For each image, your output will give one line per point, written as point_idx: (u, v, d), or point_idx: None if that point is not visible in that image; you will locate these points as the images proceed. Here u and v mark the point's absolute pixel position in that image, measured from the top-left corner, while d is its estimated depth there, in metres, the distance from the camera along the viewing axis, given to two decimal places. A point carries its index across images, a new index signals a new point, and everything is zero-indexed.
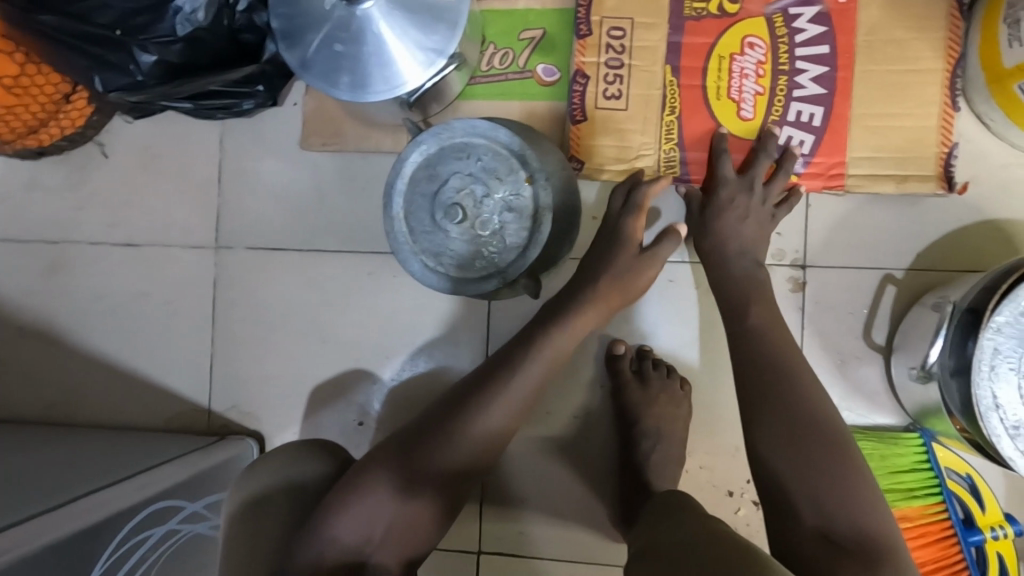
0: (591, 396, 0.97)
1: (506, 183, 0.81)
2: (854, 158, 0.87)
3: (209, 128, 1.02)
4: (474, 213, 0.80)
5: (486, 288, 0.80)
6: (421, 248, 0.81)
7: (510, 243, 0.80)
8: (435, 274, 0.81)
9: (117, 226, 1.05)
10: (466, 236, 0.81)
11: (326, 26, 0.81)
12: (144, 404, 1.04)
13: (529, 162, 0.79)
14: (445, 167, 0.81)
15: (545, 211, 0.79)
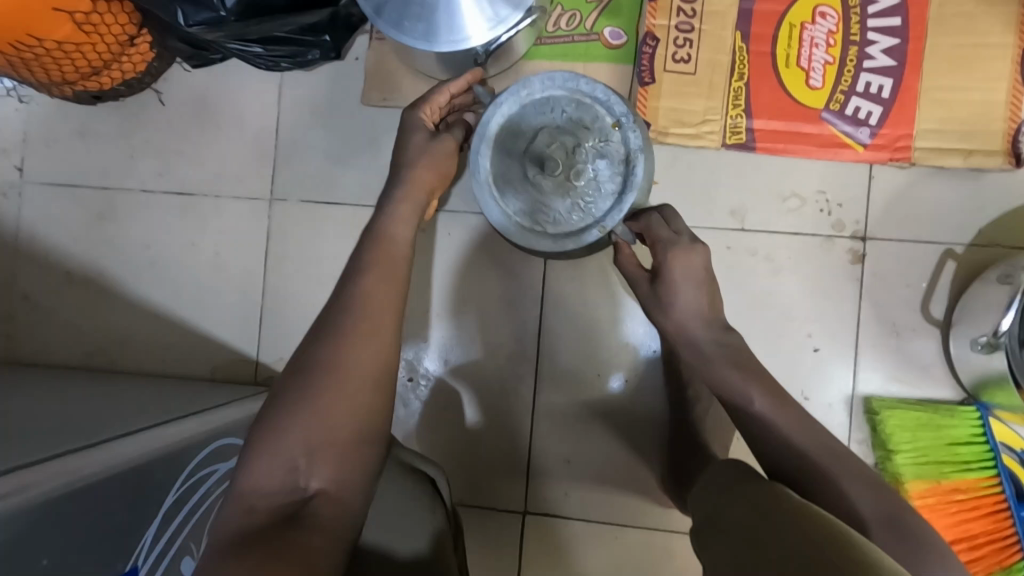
0: (642, 362, 0.97)
1: (592, 131, 0.79)
2: (921, 131, 0.87)
3: (269, 80, 1.02)
4: (567, 162, 0.78)
5: (587, 240, 0.79)
6: (515, 208, 0.81)
7: (606, 191, 0.79)
8: (533, 234, 0.80)
9: (170, 175, 1.04)
10: (560, 188, 0.79)
11: None
12: (192, 354, 1.03)
13: (613, 105, 0.78)
14: (528, 124, 0.80)
15: (638, 152, 0.77)
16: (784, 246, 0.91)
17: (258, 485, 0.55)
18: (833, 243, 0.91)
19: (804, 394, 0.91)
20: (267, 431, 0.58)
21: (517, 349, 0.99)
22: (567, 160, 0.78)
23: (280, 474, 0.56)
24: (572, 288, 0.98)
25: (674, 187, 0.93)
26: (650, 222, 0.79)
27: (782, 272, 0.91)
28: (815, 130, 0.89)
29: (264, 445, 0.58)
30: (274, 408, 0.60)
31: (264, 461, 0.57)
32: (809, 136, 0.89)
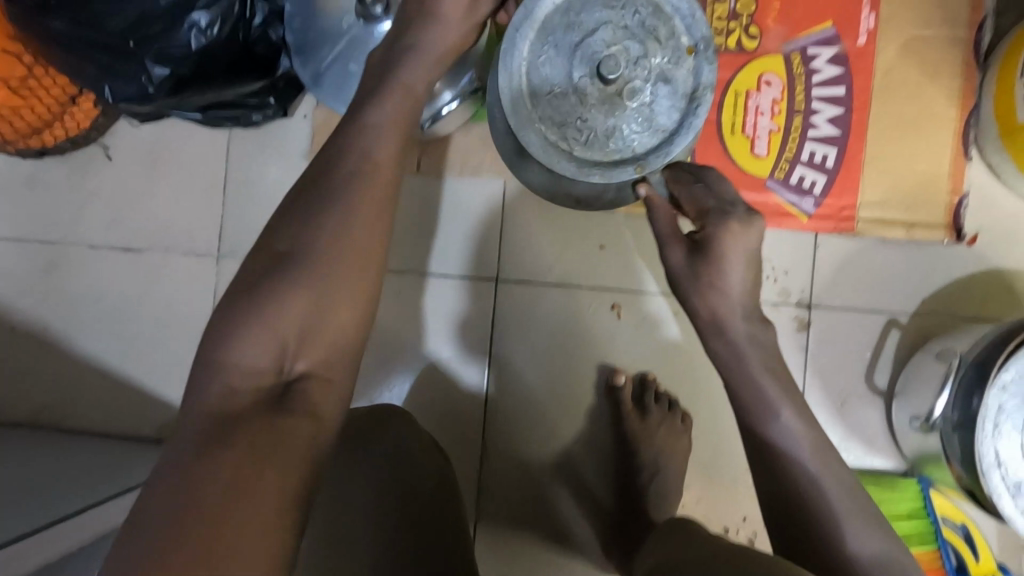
0: (590, 427, 0.95)
1: (664, 47, 0.68)
2: (864, 202, 0.87)
3: (217, 135, 1.01)
4: (624, 76, 0.68)
5: (619, 176, 0.69)
6: (544, 115, 0.69)
7: (657, 124, 0.68)
8: (557, 152, 0.68)
9: (118, 230, 1.03)
10: (605, 104, 0.68)
11: (340, 45, 0.79)
12: (140, 411, 1.02)
13: (695, 26, 0.68)
14: (590, 15, 0.68)
15: (706, 89, 0.68)
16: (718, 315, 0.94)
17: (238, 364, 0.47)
18: (779, 310, 0.90)
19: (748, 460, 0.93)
20: (251, 300, 0.48)
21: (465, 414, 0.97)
22: (624, 74, 0.68)
23: (266, 358, 0.47)
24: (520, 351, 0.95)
25: (621, 253, 0.95)
26: (696, 189, 0.67)
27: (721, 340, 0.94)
28: (760, 198, 0.88)
29: (245, 319, 0.48)
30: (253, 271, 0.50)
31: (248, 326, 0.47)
32: (755, 204, 0.89)
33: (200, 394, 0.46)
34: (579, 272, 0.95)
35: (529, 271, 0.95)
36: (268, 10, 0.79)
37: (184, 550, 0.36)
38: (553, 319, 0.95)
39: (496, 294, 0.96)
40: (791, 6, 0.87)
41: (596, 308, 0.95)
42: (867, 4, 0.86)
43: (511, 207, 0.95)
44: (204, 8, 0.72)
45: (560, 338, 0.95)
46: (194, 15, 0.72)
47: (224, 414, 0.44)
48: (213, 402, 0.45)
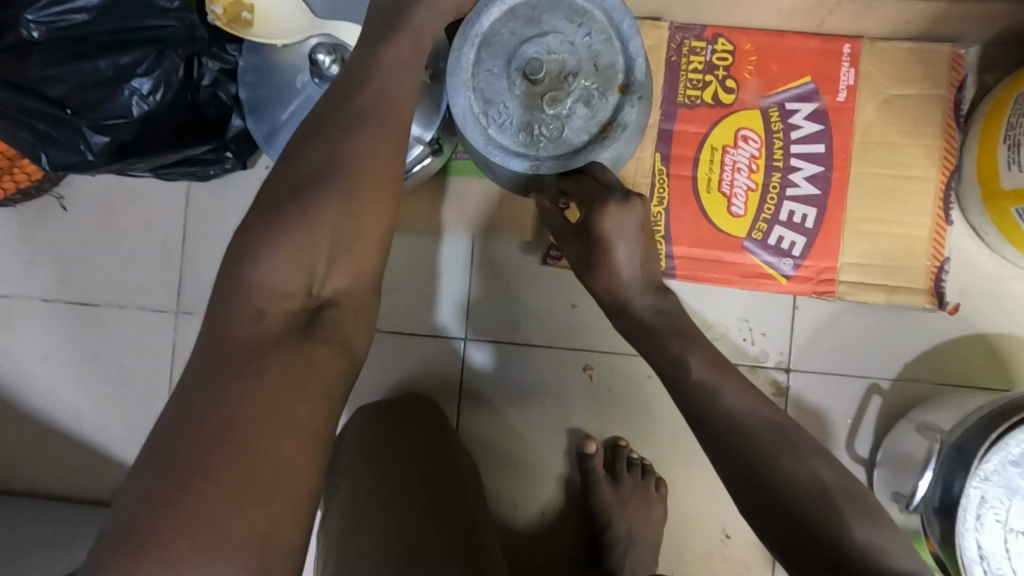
0: (561, 495, 0.91)
1: (598, 75, 0.70)
2: (845, 265, 0.83)
3: (177, 186, 0.97)
4: (553, 82, 0.70)
5: (513, 164, 0.71)
6: (475, 86, 0.71)
7: (565, 137, 0.70)
8: (471, 121, 0.70)
9: (73, 281, 0.99)
10: (526, 102, 0.71)
11: (294, 106, 0.76)
12: (93, 474, 0.98)
13: (635, 66, 0.70)
14: (551, 20, 0.70)
15: (618, 126, 0.70)
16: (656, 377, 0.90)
17: (261, 281, 0.45)
18: (756, 373, 0.87)
19: (725, 531, 0.89)
20: (276, 221, 0.46)
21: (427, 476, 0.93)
22: (553, 80, 0.70)
23: (294, 274, 0.46)
24: (489, 413, 0.92)
25: (594, 312, 0.91)
26: (585, 181, 0.69)
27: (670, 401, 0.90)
28: (737, 259, 0.84)
29: (272, 235, 0.46)
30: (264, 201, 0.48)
31: (274, 253, 0.46)
32: (732, 266, 0.84)
33: (226, 317, 0.44)
34: (549, 332, 0.92)
35: (499, 328, 0.92)
36: (220, 71, 0.76)
37: (206, 467, 0.36)
38: (522, 379, 0.92)
39: (465, 352, 0.93)
40: (769, 60, 0.84)
41: (569, 369, 0.91)
42: (846, 60, 0.84)
43: (480, 263, 0.92)
44: (143, 74, 0.70)
45: (530, 400, 0.92)
46: (135, 82, 0.70)
47: (252, 336, 0.43)
48: (241, 326, 0.43)
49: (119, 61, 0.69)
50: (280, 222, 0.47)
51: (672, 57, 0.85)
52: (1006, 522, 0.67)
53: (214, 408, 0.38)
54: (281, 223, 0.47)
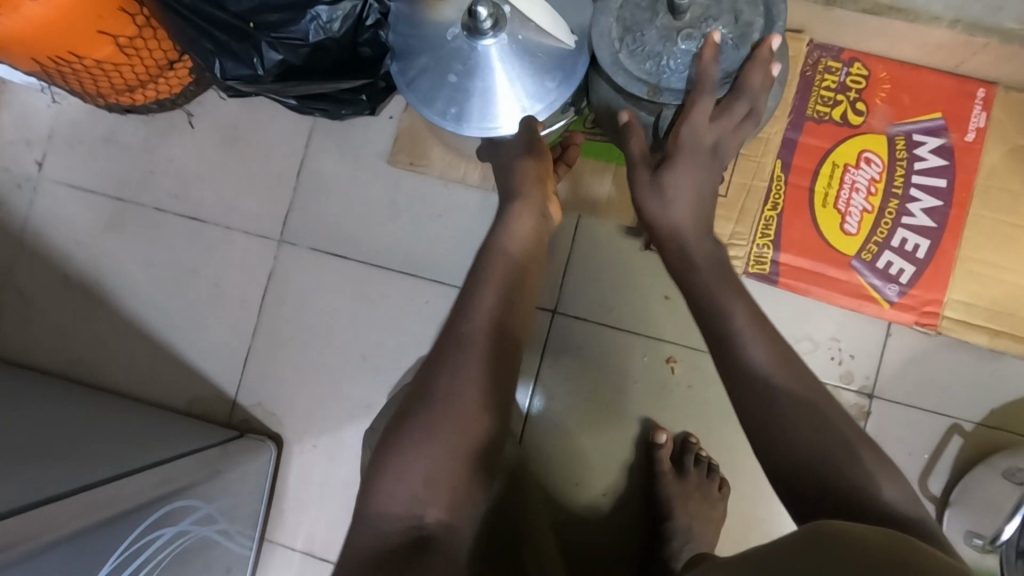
0: (625, 481, 0.92)
1: (738, 26, 0.68)
2: (951, 300, 0.84)
3: (301, 122, 1.01)
4: (693, 21, 0.68)
5: (631, 91, 0.69)
6: (620, 15, 0.70)
7: (689, 74, 0.68)
8: (605, 42, 0.70)
9: (187, 196, 1.03)
10: (661, 33, 0.68)
11: (439, 53, 0.76)
12: (172, 381, 1.01)
13: (774, 27, 0.68)
14: None
15: (741, 78, 0.68)
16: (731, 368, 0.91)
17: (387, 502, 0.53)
18: (838, 394, 0.88)
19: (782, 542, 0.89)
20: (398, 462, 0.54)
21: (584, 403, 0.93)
22: (693, 20, 0.68)
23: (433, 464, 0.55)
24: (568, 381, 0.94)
25: (685, 308, 0.92)
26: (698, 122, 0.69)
27: None
28: (842, 276, 0.85)
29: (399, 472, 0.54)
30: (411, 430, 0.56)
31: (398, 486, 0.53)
32: (835, 282, 0.85)
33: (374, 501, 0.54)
34: (637, 320, 0.93)
35: (588, 308, 0.94)
36: (382, 14, 0.78)
37: None
38: (602, 363, 0.93)
39: (551, 326, 0.94)
40: (902, 91, 0.86)
41: (650, 358, 0.92)
42: (979, 103, 0.85)
43: (581, 241, 0.94)
44: (328, 3, 0.73)
45: (608, 383, 0.93)
46: (317, 9, 0.73)
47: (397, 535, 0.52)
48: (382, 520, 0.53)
49: None
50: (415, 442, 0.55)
51: (808, 71, 0.87)
52: None
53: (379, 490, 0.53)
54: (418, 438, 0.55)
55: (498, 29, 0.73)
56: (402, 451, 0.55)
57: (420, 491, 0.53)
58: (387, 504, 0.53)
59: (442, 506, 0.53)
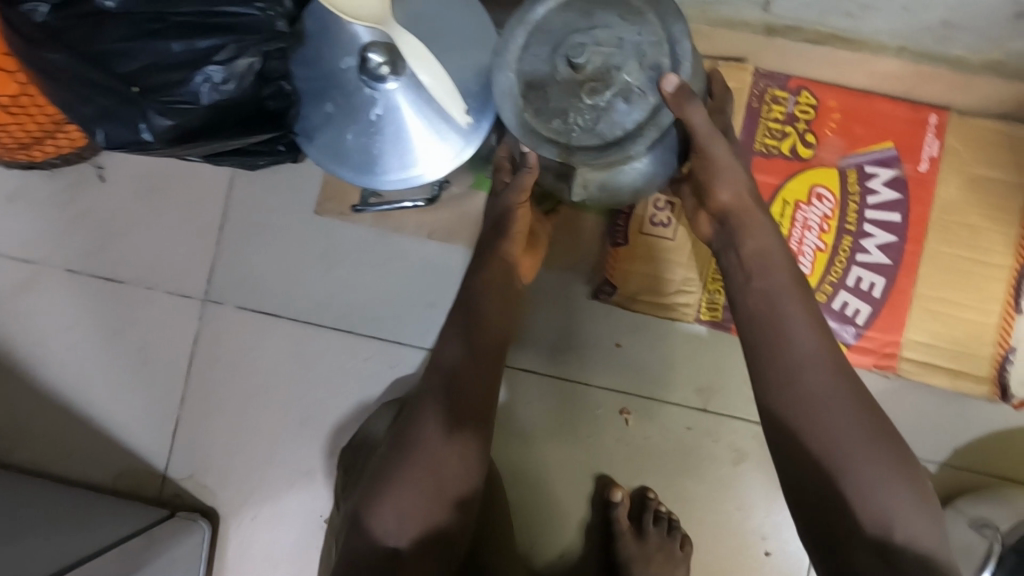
0: (582, 541, 0.87)
1: (643, 73, 0.64)
2: (910, 340, 0.80)
3: (221, 171, 0.94)
4: (595, 73, 0.64)
5: (540, 152, 0.65)
6: (519, 67, 0.66)
7: (599, 129, 0.64)
8: (509, 101, 0.66)
9: (103, 256, 0.95)
10: (564, 88, 0.65)
11: (340, 99, 0.73)
12: (98, 456, 0.94)
13: (680, 68, 0.64)
14: (603, 15, 0.65)
15: (653, 128, 0.63)
16: (691, 420, 0.86)
17: (381, 514, 0.65)
18: None
19: None
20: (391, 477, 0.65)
21: (537, 451, 0.88)
22: (596, 71, 0.64)
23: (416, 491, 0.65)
24: (516, 428, 0.89)
25: (637, 356, 0.87)
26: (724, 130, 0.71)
27: (704, 457, 0.86)
28: None
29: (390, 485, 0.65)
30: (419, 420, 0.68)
31: (393, 497, 0.65)
32: None
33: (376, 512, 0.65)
34: (593, 368, 0.88)
35: (535, 358, 0.89)
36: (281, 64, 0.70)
37: None
38: (552, 415, 0.88)
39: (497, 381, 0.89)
40: (855, 120, 0.82)
41: (604, 409, 0.88)
42: (932, 130, 0.80)
43: None
44: (223, 62, 0.65)
45: (559, 436, 0.88)
46: (210, 69, 0.65)
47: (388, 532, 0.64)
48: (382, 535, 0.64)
49: (195, 45, 0.64)
50: (400, 470, 0.65)
51: (753, 102, 0.82)
52: None
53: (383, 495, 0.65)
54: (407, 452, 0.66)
55: (397, 73, 0.70)
56: (395, 467, 0.66)
57: (405, 509, 0.64)
58: (383, 516, 0.64)
59: (422, 515, 0.65)
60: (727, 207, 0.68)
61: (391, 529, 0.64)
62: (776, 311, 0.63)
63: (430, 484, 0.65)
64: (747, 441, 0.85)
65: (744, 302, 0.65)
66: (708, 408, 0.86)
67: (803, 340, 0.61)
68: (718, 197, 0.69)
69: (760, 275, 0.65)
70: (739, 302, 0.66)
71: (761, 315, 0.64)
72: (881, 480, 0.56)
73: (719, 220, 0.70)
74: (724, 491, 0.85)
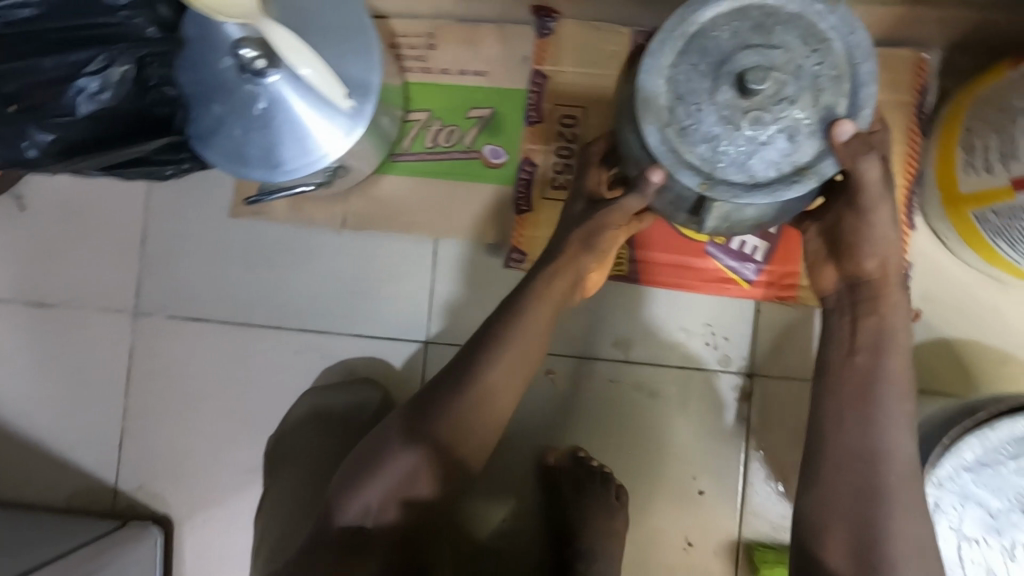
0: (524, 503, 0.89)
1: (818, 104, 0.58)
2: (808, 269, 0.83)
3: (137, 186, 0.96)
4: (758, 99, 0.57)
5: (679, 179, 0.59)
6: (673, 76, 0.59)
7: (747, 163, 0.58)
8: (671, 113, 0.59)
9: (32, 282, 0.97)
10: (718, 114, 0.58)
11: (223, 98, 0.74)
12: (48, 476, 0.96)
13: (860, 114, 0.59)
14: (783, 33, 0.58)
15: (812, 175, 0.59)
16: (614, 374, 0.89)
17: (351, 502, 0.66)
18: (719, 378, 0.87)
19: (686, 539, 0.86)
20: (373, 467, 0.67)
21: None
22: (766, 99, 0.57)
23: (399, 486, 0.66)
24: None
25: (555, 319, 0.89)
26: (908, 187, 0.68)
27: (632, 408, 0.88)
28: (700, 263, 0.85)
29: (369, 477, 0.66)
30: (409, 418, 0.68)
31: (368, 489, 0.66)
32: (695, 271, 0.85)
33: (346, 502, 0.67)
34: None
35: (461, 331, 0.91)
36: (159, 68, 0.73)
37: None
38: None
39: (426, 359, 0.92)
40: None
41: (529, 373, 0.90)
42: None
43: (440, 266, 0.92)
44: (93, 72, 0.68)
45: None
46: (82, 80, 0.68)
47: (357, 521, 0.66)
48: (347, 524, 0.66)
49: (65, 59, 0.67)
50: (383, 462, 0.66)
51: None
52: (959, 530, 0.67)
53: (354, 488, 0.66)
54: (394, 449, 0.67)
55: (275, 65, 0.72)
56: (382, 456, 0.67)
57: (378, 502, 0.66)
58: (353, 504, 0.66)
59: (398, 509, 0.67)
60: (868, 275, 0.67)
61: (361, 515, 0.66)
62: (882, 356, 0.65)
63: (407, 480, 0.66)
64: (668, 383, 0.88)
65: (834, 363, 0.67)
66: (629, 358, 0.88)
67: (896, 429, 0.63)
68: (861, 263, 0.67)
69: (868, 352, 0.65)
70: (832, 375, 0.67)
71: (851, 391, 0.65)
72: (903, 553, 0.60)
73: (849, 283, 0.69)
74: (654, 438, 0.88)
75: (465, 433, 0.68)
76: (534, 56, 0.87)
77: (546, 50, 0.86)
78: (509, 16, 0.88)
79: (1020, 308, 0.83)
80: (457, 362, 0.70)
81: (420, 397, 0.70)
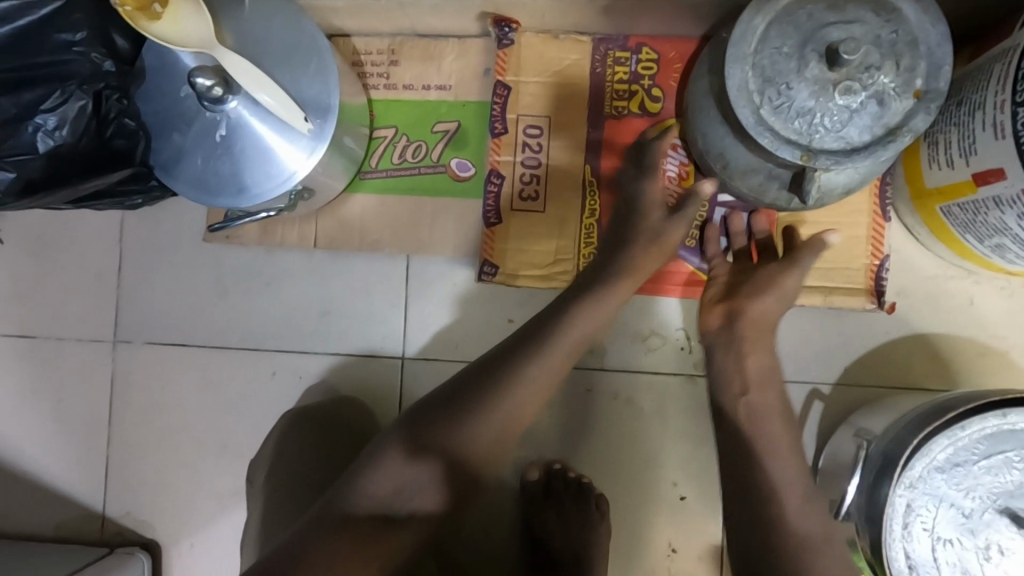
0: (506, 515, 0.89)
1: (883, 68, 0.59)
2: None
3: (110, 217, 0.96)
4: (853, 67, 0.58)
5: (778, 154, 0.60)
6: (755, 62, 0.60)
7: (843, 132, 0.59)
8: (742, 99, 0.60)
9: (11, 316, 0.98)
10: (814, 87, 0.59)
11: (185, 127, 0.75)
12: (36, 507, 0.97)
13: (939, 73, 0.59)
14: (856, 9, 0.59)
15: (906, 132, 0.59)
16: (591, 381, 0.88)
17: (374, 483, 0.62)
18: (696, 383, 0.87)
19: (670, 545, 0.86)
20: (413, 444, 0.63)
21: None
22: (853, 68, 0.58)
23: (429, 470, 0.62)
24: None
25: None
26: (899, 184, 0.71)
27: (611, 415, 0.88)
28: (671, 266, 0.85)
29: (401, 455, 0.62)
30: (450, 402, 0.64)
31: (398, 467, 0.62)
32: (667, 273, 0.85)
33: (368, 478, 0.62)
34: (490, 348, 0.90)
35: (437, 346, 0.91)
36: (118, 100, 0.73)
37: None
38: None
39: (403, 376, 0.92)
40: None
41: None
42: None
43: (413, 281, 0.92)
44: (48, 109, 0.69)
45: None
46: (39, 118, 0.69)
47: (378, 503, 0.61)
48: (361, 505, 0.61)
49: (20, 98, 0.68)
50: (423, 444, 0.62)
51: (598, 68, 0.86)
52: (933, 531, 0.68)
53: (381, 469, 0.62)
54: (436, 429, 0.63)
55: (233, 91, 0.72)
56: (421, 434, 0.63)
57: (406, 484, 0.62)
58: (375, 480, 0.62)
59: (427, 496, 0.62)
60: None
61: (379, 493, 0.62)
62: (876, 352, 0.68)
63: (441, 468, 0.62)
64: (644, 390, 0.88)
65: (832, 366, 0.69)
66: (605, 366, 0.88)
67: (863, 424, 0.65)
68: None
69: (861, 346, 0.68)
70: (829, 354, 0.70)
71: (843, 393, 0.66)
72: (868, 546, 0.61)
73: None
74: (634, 444, 0.88)
75: (506, 427, 0.65)
76: (495, 68, 0.87)
77: (507, 60, 0.86)
78: (468, 29, 0.88)
79: (992, 298, 0.83)
80: (483, 373, 0.66)
81: (471, 379, 0.66)
